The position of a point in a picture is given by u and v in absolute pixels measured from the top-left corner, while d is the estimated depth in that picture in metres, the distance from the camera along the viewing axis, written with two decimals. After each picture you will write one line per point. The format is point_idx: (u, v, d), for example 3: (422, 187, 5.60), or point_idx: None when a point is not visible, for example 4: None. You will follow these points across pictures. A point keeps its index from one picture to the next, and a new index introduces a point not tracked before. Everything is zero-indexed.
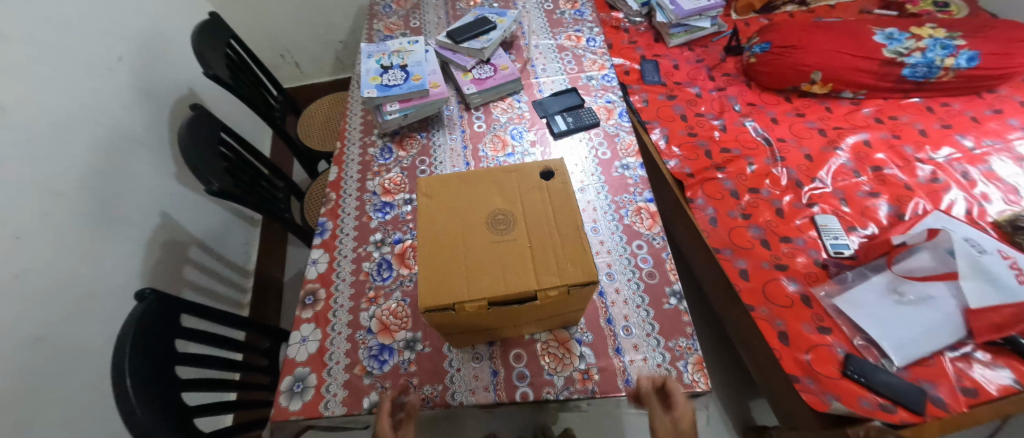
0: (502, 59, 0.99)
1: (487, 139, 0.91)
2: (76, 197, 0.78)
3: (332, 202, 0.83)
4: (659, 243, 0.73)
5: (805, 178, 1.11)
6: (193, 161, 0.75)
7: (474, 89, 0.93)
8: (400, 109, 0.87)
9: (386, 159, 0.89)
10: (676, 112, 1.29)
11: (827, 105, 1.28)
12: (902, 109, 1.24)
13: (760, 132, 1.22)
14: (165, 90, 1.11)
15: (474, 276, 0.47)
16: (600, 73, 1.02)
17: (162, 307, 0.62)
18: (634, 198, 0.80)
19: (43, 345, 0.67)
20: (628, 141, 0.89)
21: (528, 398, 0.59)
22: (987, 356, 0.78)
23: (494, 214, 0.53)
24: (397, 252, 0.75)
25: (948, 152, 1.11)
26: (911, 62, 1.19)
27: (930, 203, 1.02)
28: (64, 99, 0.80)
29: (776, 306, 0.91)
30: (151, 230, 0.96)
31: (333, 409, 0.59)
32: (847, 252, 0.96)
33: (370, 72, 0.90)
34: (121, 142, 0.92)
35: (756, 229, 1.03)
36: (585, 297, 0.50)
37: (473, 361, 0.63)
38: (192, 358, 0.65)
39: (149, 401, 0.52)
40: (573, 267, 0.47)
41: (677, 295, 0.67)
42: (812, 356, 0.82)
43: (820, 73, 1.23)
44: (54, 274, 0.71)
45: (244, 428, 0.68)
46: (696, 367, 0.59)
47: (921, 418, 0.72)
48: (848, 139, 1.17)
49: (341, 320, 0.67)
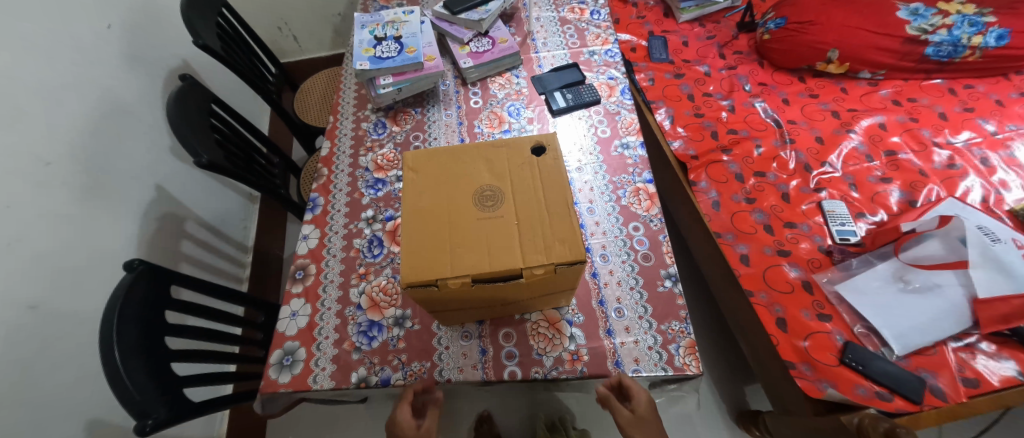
0: (501, 31, 0.95)
1: (484, 116, 0.88)
2: (67, 167, 0.77)
3: (324, 177, 0.81)
4: (657, 225, 0.71)
5: (814, 162, 1.07)
6: (180, 132, 0.73)
7: (471, 63, 0.89)
8: (394, 83, 0.85)
9: (379, 133, 0.87)
10: (683, 91, 1.24)
11: (843, 85, 1.22)
12: (922, 90, 1.17)
13: (770, 114, 1.17)
14: (157, 62, 1.09)
15: (458, 253, 0.45)
16: (603, 48, 0.98)
17: (150, 277, 0.62)
18: (632, 178, 0.77)
19: (36, 312, 0.67)
20: (629, 119, 0.85)
21: (516, 377, 0.59)
22: (992, 347, 0.76)
23: (482, 190, 0.52)
24: (388, 229, 0.74)
25: (967, 137, 1.06)
26: (935, 40, 1.13)
27: (945, 189, 0.98)
28: (53, 67, 0.79)
29: (776, 292, 0.88)
30: (145, 202, 0.96)
31: (321, 382, 0.59)
32: (853, 238, 0.93)
33: (363, 43, 0.87)
34: (113, 113, 0.91)
35: (759, 213, 1.00)
36: (573, 277, 0.48)
37: (462, 339, 0.62)
38: (183, 329, 0.65)
39: (138, 369, 0.52)
40: (561, 246, 0.45)
41: (672, 278, 0.65)
42: (810, 343, 0.81)
43: (837, 51, 1.17)
44: (48, 243, 0.72)
45: (235, 400, 0.69)
46: (688, 350, 0.58)
47: (917, 408, 0.71)
48: (862, 121, 1.12)
49: (331, 296, 0.67)
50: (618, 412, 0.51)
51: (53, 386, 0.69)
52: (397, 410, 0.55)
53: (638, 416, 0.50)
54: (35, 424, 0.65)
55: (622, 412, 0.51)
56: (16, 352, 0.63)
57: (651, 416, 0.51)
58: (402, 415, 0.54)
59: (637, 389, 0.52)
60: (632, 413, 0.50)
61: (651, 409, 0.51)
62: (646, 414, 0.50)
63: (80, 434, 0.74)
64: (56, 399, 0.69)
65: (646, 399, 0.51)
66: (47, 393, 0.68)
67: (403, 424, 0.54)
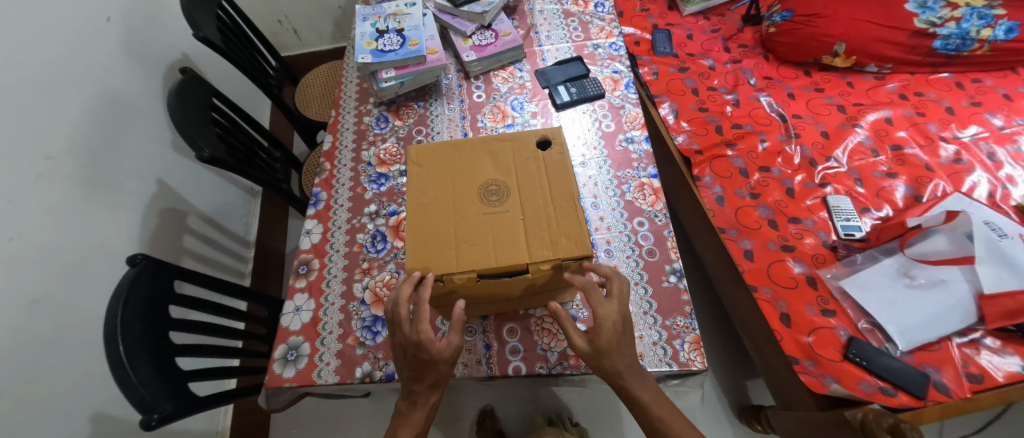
0: (504, 24, 0.94)
1: (486, 110, 0.87)
2: (67, 161, 0.77)
3: (326, 172, 0.81)
4: (662, 220, 0.71)
5: (819, 157, 1.06)
6: (182, 126, 0.73)
7: (473, 56, 0.88)
8: (397, 76, 0.84)
9: (382, 127, 0.86)
10: (687, 85, 1.23)
11: (849, 79, 1.21)
12: (929, 84, 1.16)
13: (775, 108, 1.16)
14: (157, 55, 1.08)
15: (463, 248, 0.45)
16: (607, 41, 0.96)
17: (154, 272, 0.61)
18: (637, 173, 0.77)
19: (39, 306, 0.67)
20: (633, 114, 0.84)
21: (520, 373, 0.59)
22: (997, 343, 0.76)
23: (487, 184, 0.51)
24: (391, 224, 0.74)
25: (974, 131, 1.05)
26: (943, 33, 1.11)
27: (951, 185, 0.97)
28: (51, 60, 0.78)
29: (780, 287, 0.88)
30: (147, 197, 0.96)
31: (326, 377, 0.59)
32: (858, 234, 0.92)
33: (365, 36, 0.86)
34: (113, 107, 0.90)
35: (764, 209, 0.99)
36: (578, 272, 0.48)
37: (467, 334, 0.62)
38: (187, 324, 0.65)
39: (143, 364, 0.52)
40: (567, 241, 0.45)
41: (677, 273, 0.65)
42: (814, 338, 0.80)
43: (844, 45, 1.16)
44: (50, 238, 0.71)
45: (239, 394, 0.69)
46: (693, 346, 0.58)
47: (920, 403, 0.71)
48: (868, 116, 1.11)
49: (335, 291, 0.67)
50: (573, 340, 0.47)
51: (58, 380, 0.69)
52: (421, 334, 0.44)
53: (597, 348, 0.46)
54: (39, 419, 0.65)
55: (579, 339, 0.47)
56: (21, 347, 0.63)
57: (613, 347, 0.46)
58: (428, 339, 0.44)
59: (605, 318, 0.46)
60: (590, 344, 0.47)
61: (617, 334, 0.47)
62: (604, 348, 0.46)
63: (85, 428, 0.74)
64: (60, 394, 0.69)
65: (612, 327, 0.46)
66: (51, 388, 0.68)
67: (431, 346, 0.45)
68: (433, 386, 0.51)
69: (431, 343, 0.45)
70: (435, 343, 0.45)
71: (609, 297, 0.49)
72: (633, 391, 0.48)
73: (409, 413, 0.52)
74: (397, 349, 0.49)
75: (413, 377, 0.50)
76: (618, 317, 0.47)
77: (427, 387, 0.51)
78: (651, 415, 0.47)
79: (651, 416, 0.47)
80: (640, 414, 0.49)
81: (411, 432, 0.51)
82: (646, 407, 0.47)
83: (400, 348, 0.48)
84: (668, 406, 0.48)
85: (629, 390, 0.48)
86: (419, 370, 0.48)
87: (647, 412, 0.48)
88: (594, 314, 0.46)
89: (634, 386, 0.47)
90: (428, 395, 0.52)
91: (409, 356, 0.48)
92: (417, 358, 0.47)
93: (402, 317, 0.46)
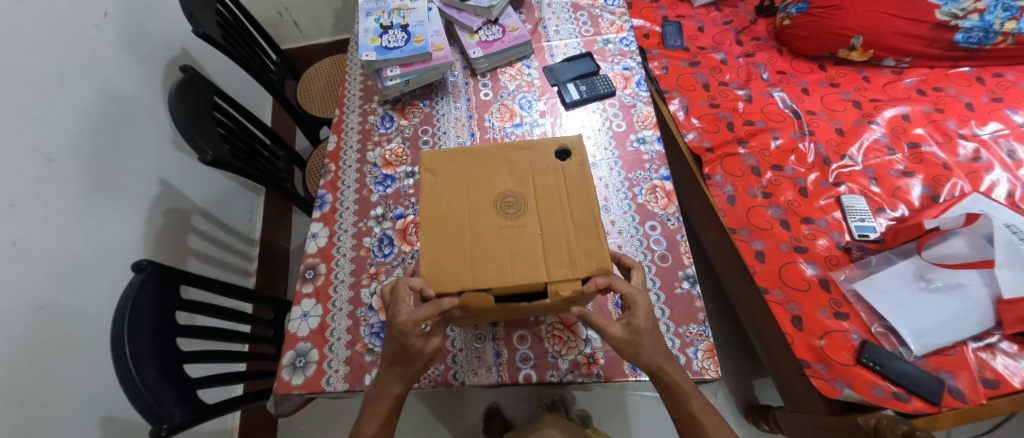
0: (511, 19, 0.91)
1: (494, 109, 0.85)
2: (69, 163, 0.76)
3: (331, 174, 0.79)
4: (675, 224, 0.69)
5: (833, 155, 1.03)
6: (184, 128, 0.71)
7: (480, 53, 0.86)
8: (401, 75, 0.82)
9: (387, 127, 0.85)
10: (698, 80, 1.20)
11: (865, 74, 1.18)
12: (948, 79, 1.13)
13: (788, 104, 1.14)
14: (156, 51, 1.05)
15: (480, 265, 0.45)
16: (618, 36, 0.93)
17: (161, 279, 0.60)
18: (649, 175, 0.75)
19: (45, 312, 0.67)
20: (645, 113, 0.82)
21: (531, 381, 0.58)
22: (1014, 347, 0.75)
23: (504, 196, 0.50)
24: (399, 227, 0.72)
25: (994, 128, 1.02)
26: (965, 26, 1.07)
27: (969, 184, 0.94)
28: (47, 59, 0.75)
29: (791, 289, 0.87)
30: (150, 197, 0.95)
31: (335, 384, 0.58)
32: (872, 235, 0.90)
33: (368, 32, 0.84)
34: (113, 106, 0.89)
35: (776, 209, 0.97)
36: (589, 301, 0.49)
37: (476, 342, 0.61)
38: (193, 330, 0.64)
39: (151, 373, 0.52)
40: (586, 260, 0.44)
41: (690, 279, 0.64)
42: (826, 342, 0.79)
43: (861, 38, 1.12)
44: (54, 244, 0.70)
45: (247, 400, 0.69)
46: (706, 354, 0.57)
47: (935, 409, 0.70)
48: (885, 112, 1.08)
49: (342, 296, 0.66)
50: (610, 328, 0.45)
51: (66, 385, 0.69)
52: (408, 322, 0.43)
53: (636, 332, 0.45)
54: (48, 425, 0.65)
55: (615, 327, 0.45)
56: (27, 354, 0.63)
57: (649, 328, 0.46)
58: (411, 332, 0.43)
59: (637, 299, 0.46)
60: (628, 328, 0.45)
61: (650, 317, 0.46)
62: (643, 329, 0.45)
63: (95, 430, 0.74)
64: (69, 398, 0.69)
65: (648, 307, 0.46)
66: (61, 392, 0.68)
67: (411, 340, 0.44)
68: (402, 375, 0.48)
69: (416, 332, 0.44)
70: (418, 333, 0.44)
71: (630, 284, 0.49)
72: (677, 380, 0.47)
73: (373, 403, 0.48)
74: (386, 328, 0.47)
75: (387, 360, 0.47)
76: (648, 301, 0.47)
77: (395, 375, 0.48)
78: (688, 407, 0.47)
79: (689, 406, 0.47)
80: (675, 404, 0.48)
81: (373, 424, 0.48)
82: (688, 398, 0.47)
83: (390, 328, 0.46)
84: (704, 399, 0.48)
85: (672, 379, 0.47)
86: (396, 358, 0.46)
87: (686, 404, 0.47)
88: (629, 299, 0.45)
89: (676, 372, 0.47)
90: (393, 384, 0.48)
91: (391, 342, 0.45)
92: (399, 344, 0.44)
93: (402, 298, 0.45)
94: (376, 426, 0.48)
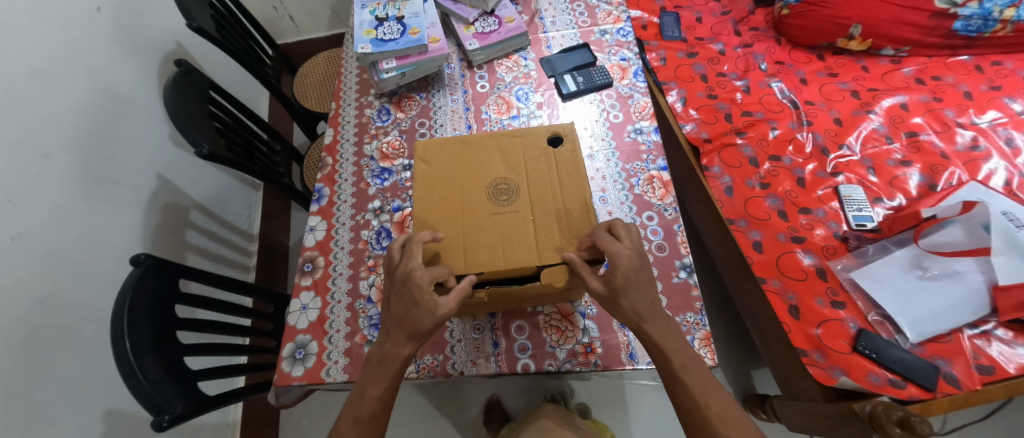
0: (507, 10, 0.90)
1: (491, 101, 0.85)
2: (66, 159, 0.76)
3: (328, 167, 0.79)
4: (671, 214, 0.69)
5: (831, 144, 1.03)
6: (180, 121, 0.71)
7: (476, 45, 0.85)
8: (398, 67, 0.81)
9: (384, 120, 0.84)
10: (696, 71, 1.20)
11: (864, 63, 1.17)
12: (947, 68, 1.12)
13: (787, 94, 1.13)
14: (151, 46, 1.05)
15: (473, 251, 0.45)
16: (615, 26, 0.93)
17: (160, 273, 0.61)
18: (646, 166, 0.75)
19: (45, 306, 0.67)
20: (642, 103, 0.82)
21: (529, 370, 0.59)
22: (1009, 334, 0.75)
23: (496, 183, 0.50)
24: (396, 220, 0.72)
25: (993, 116, 1.02)
26: (965, 14, 1.06)
27: (967, 172, 0.95)
28: (42, 53, 0.75)
29: (788, 279, 0.87)
30: (148, 192, 0.95)
31: (335, 375, 0.58)
32: (869, 224, 0.90)
33: (363, 24, 0.83)
34: (108, 102, 0.88)
35: (773, 199, 0.97)
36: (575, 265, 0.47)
37: (473, 332, 0.62)
38: (193, 323, 0.64)
39: (152, 365, 0.52)
40: (577, 243, 0.44)
41: (687, 269, 0.64)
42: (823, 330, 0.80)
43: (860, 27, 1.11)
44: (53, 238, 0.71)
45: (248, 392, 0.69)
46: (704, 342, 0.57)
47: (931, 395, 0.70)
48: (883, 101, 1.08)
49: (341, 288, 0.66)
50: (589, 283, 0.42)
51: (68, 378, 0.70)
52: (425, 277, 0.42)
53: (613, 288, 0.43)
54: (50, 418, 0.65)
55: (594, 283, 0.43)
56: (30, 348, 0.63)
57: (629, 285, 0.43)
58: (424, 290, 0.42)
59: (618, 255, 0.41)
60: (606, 285, 0.42)
61: (634, 271, 0.43)
62: (621, 286, 0.42)
63: (98, 424, 0.75)
64: (70, 391, 0.70)
65: (629, 265, 0.42)
66: (62, 386, 0.68)
67: (422, 299, 0.42)
68: (412, 337, 0.46)
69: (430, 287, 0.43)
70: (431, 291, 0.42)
71: (619, 238, 0.44)
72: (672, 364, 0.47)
73: (382, 364, 0.47)
74: (396, 285, 0.45)
75: (396, 321, 0.46)
76: (633, 254, 0.43)
77: (404, 336, 0.46)
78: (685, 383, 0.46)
79: (681, 381, 0.46)
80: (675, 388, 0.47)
81: (380, 385, 0.48)
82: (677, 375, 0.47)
83: (399, 284, 0.45)
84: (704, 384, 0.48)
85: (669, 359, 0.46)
86: (404, 319, 0.45)
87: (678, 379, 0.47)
88: (608, 253, 0.41)
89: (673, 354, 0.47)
90: (403, 345, 0.46)
91: (403, 296, 0.44)
92: (409, 297, 0.43)
93: (415, 253, 0.44)
94: (383, 386, 0.48)
